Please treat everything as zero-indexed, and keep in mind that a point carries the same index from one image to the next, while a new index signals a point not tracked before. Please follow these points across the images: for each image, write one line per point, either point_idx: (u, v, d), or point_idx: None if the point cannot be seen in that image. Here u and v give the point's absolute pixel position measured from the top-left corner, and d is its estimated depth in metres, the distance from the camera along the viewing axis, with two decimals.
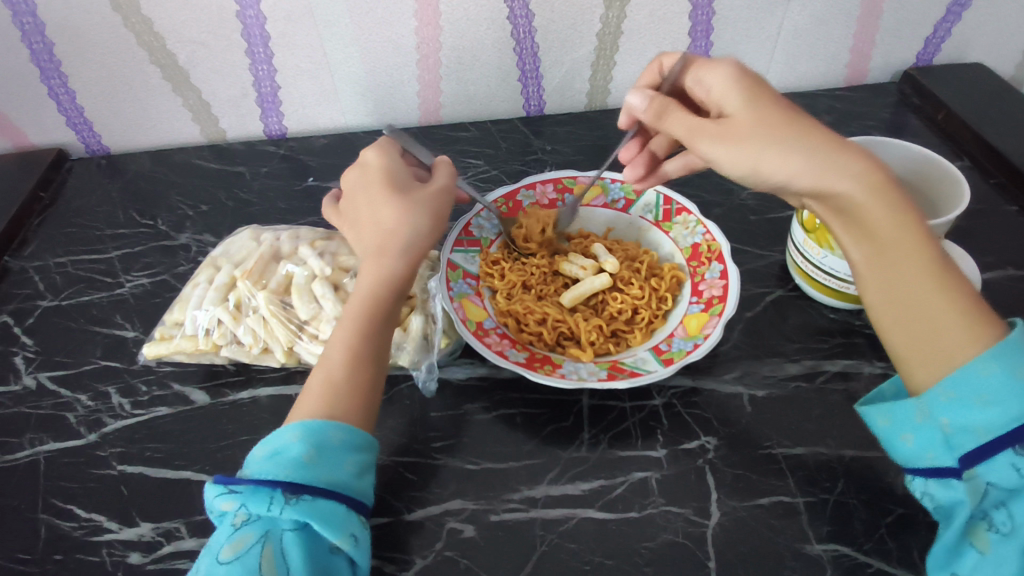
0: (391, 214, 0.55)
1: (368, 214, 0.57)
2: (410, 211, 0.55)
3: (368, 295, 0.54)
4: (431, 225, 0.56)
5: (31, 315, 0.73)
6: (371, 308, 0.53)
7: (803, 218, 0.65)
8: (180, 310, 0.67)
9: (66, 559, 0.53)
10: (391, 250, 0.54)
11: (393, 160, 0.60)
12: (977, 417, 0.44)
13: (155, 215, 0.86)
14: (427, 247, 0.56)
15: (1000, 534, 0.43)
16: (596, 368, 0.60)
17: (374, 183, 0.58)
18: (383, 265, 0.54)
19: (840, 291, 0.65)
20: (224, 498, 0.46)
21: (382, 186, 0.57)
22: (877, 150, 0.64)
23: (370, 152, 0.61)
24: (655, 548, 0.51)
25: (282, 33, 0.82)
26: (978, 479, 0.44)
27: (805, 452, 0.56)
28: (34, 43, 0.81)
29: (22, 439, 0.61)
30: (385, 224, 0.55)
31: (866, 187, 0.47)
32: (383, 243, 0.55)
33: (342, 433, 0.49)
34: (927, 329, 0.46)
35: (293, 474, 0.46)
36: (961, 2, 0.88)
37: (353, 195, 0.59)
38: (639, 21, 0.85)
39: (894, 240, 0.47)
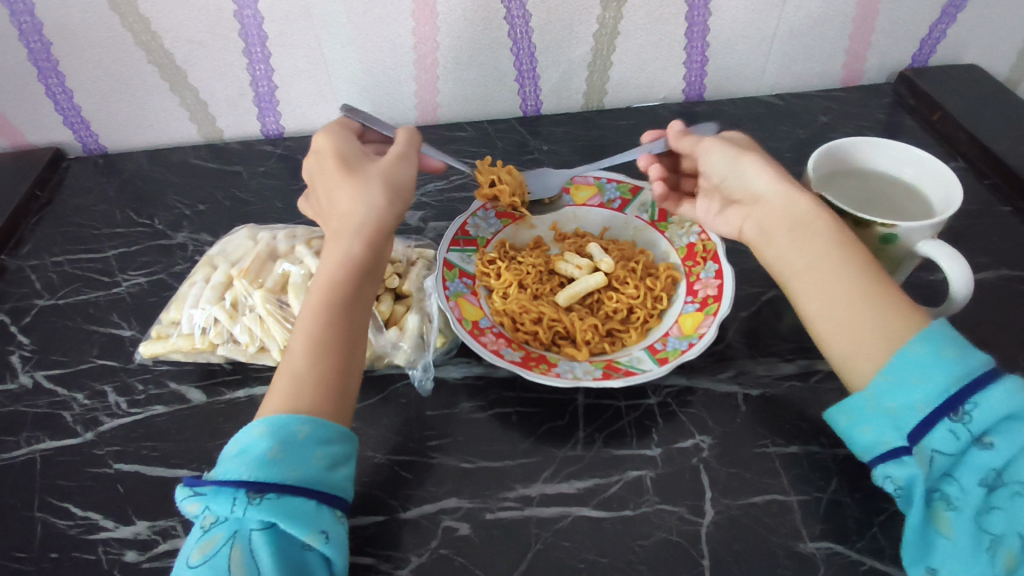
0: (348, 198, 0.56)
1: (331, 202, 0.58)
2: (366, 193, 0.56)
3: (330, 282, 0.54)
4: (385, 200, 0.57)
5: (28, 314, 0.73)
6: (333, 295, 0.54)
7: None
8: (177, 309, 0.67)
9: (62, 557, 0.53)
10: (346, 232, 0.56)
11: (349, 146, 0.61)
12: (915, 392, 0.45)
13: (152, 214, 0.86)
14: (384, 224, 0.57)
15: (955, 509, 0.44)
16: (591, 368, 0.60)
17: (331, 170, 0.59)
18: (340, 248, 0.55)
19: None
20: (190, 501, 0.47)
21: (339, 172, 0.58)
22: (875, 151, 0.65)
23: (325, 138, 0.62)
24: (649, 546, 0.51)
25: (280, 33, 0.82)
26: (924, 452, 0.44)
27: (799, 450, 0.57)
28: (31, 42, 0.81)
29: (19, 438, 0.61)
30: (344, 207, 0.57)
31: (800, 201, 0.55)
32: (345, 229, 0.56)
33: (308, 427, 0.49)
34: (856, 331, 0.49)
35: (256, 473, 0.46)
36: (957, 3, 0.88)
37: (317, 186, 0.60)
38: (636, 22, 0.85)
39: (824, 249, 0.52)
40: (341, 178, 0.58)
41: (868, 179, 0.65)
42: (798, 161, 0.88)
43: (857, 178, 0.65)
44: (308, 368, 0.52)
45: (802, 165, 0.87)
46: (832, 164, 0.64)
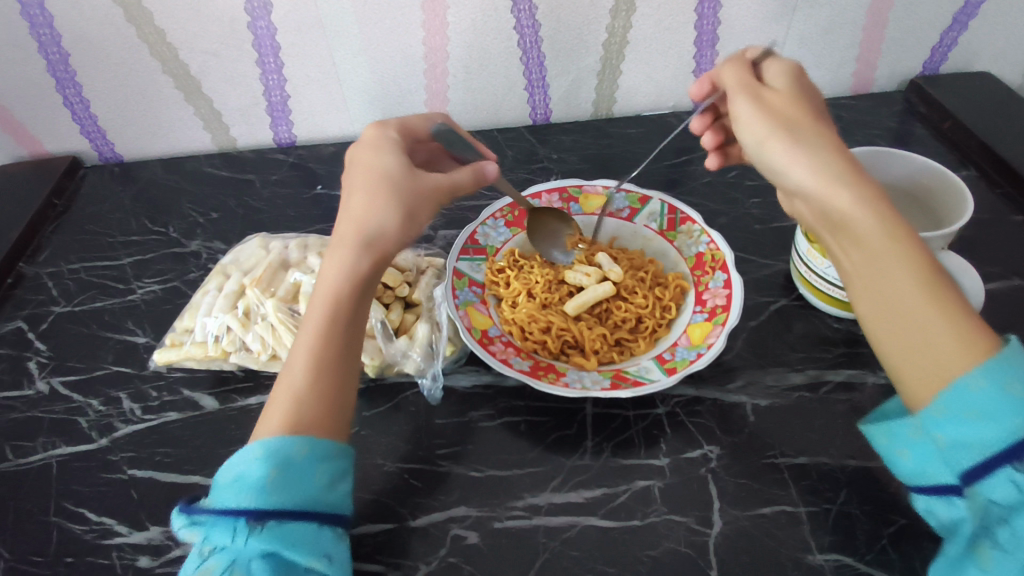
0: (366, 208, 0.55)
1: (353, 204, 0.56)
2: (381, 206, 0.55)
3: (330, 294, 0.54)
4: (396, 218, 0.55)
5: (45, 321, 0.75)
6: (330, 313, 0.53)
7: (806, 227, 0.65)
8: (190, 317, 0.68)
9: (77, 562, 0.54)
10: (351, 246, 0.55)
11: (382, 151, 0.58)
12: (976, 434, 0.40)
13: (166, 222, 0.87)
14: (391, 243, 0.55)
15: (1003, 552, 0.40)
16: (600, 377, 0.60)
17: (363, 175, 0.57)
18: (344, 261, 0.54)
19: (840, 299, 0.65)
20: (189, 530, 0.47)
21: (368, 178, 0.56)
22: (884, 160, 0.63)
23: (367, 142, 0.60)
24: (657, 557, 0.51)
25: (293, 44, 0.83)
26: (978, 497, 0.40)
27: (808, 461, 0.56)
28: (50, 54, 0.83)
29: (36, 443, 0.62)
30: (356, 217, 0.55)
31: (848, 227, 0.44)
32: (350, 243, 0.55)
33: (305, 446, 0.49)
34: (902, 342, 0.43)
35: (255, 500, 0.46)
36: (969, 11, 0.88)
37: (346, 188, 0.59)
38: (645, 31, 0.85)
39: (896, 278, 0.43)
40: (364, 188, 0.56)
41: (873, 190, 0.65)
42: None
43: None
44: (304, 383, 0.51)
45: None
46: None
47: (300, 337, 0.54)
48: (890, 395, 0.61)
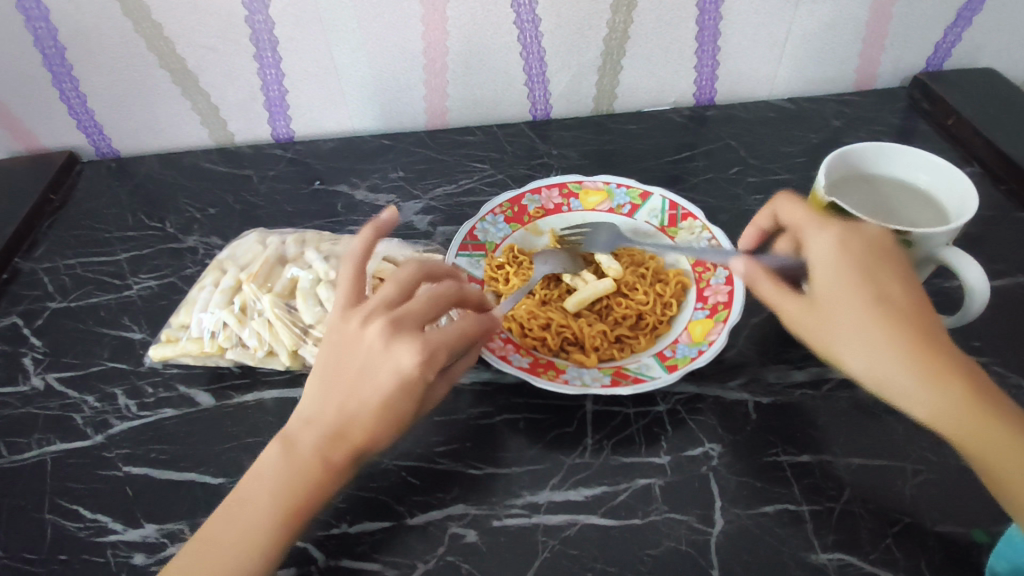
0: (369, 446, 0.49)
1: (362, 406, 0.48)
2: (384, 377, 0.48)
3: (310, 458, 0.48)
4: (394, 406, 0.48)
5: (40, 316, 0.74)
6: (301, 511, 0.48)
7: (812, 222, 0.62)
8: (186, 313, 0.67)
9: (71, 559, 0.53)
10: (344, 421, 0.49)
11: (403, 389, 0.48)
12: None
13: (163, 217, 0.87)
14: (386, 425, 0.49)
15: None
16: (600, 374, 0.59)
17: (375, 417, 0.48)
18: (332, 430, 0.49)
19: None
20: None
21: (379, 430, 0.49)
22: (886, 154, 0.63)
23: (389, 347, 0.48)
24: (658, 556, 0.51)
25: (291, 38, 0.83)
26: None
27: (811, 459, 0.56)
28: (46, 48, 0.82)
29: (30, 439, 0.62)
30: (356, 380, 0.49)
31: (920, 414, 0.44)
32: (344, 445, 0.49)
33: None
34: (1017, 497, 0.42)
35: None
36: (973, 7, 0.87)
37: (353, 358, 0.49)
38: (646, 26, 0.85)
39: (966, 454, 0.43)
40: (373, 432, 0.49)
41: (876, 186, 0.64)
42: (810, 165, 0.88)
43: (864, 185, 0.64)
44: (257, 571, 0.46)
45: (815, 170, 0.87)
46: (842, 171, 0.63)
47: (251, 503, 0.48)
48: None
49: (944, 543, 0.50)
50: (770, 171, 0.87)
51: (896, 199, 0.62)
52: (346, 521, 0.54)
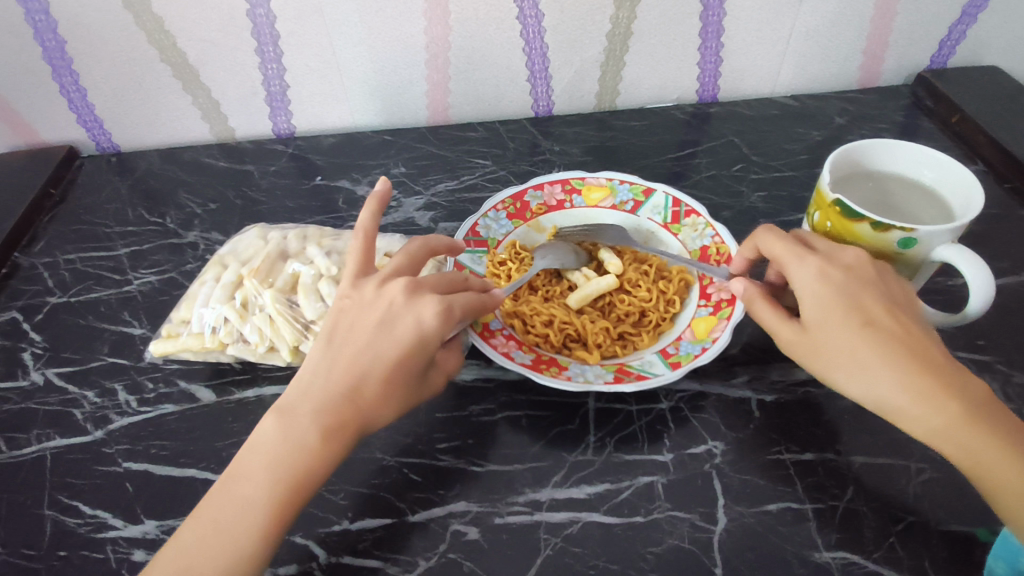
0: (376, 407, 0.50)
1: (373, 367, 0.51)
2: (401, 334, 0.52)
3: (309, 435, 0.48)
4: (409, 363, 0.51)
5: (40, 311, 0.74)
6: (299, 481, 0.47)
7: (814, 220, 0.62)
8: (187, 308, 0.67)
9: (71, 555, 0.53)
10: (353, 388, 0.50)
11: (420, 341, 0.52)
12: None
13: (164, 212, 0.86)
14: (396, 384, 0.51)
15: None
16: (603, 371, 0.59)
17: (387, 373, 0.51)
18: (339, 400, 0.49)
19: None
20: None
21: (391, 384, 0.51)
22: (891, 149, 0.63)
23: (411, 303, 0.53)
24: (661, 554, 0.50)
25: (292, 32, 0.82)
26: None
27: (815, 458, 0.56)
28: (46, 41, 0.82)
29: (30, 435, 0.61)
30: (368, 347, 0.51)
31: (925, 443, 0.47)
32: (348, 406, 0.49)
33: None
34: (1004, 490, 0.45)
35: None
36: (978, 4, 0.86)
37: (368, 325, 0.52)
38: (650, 21, 0.84)
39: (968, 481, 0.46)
40: (384, 390, 0.51)
41: (879, 183, 0.64)
42: (813, 163, 0.87)
43: (868, 182, 0.64)
44: (251, 545, 0.45)
45: (818, 168, 0.86)
46: (845, 168, 0.63)
47: (246, 477, 0.47)
48: None
49: (949, 542, 0.50)
50: (772, 168, 0.87)
51: (899, 196, 0.62)
52: (347, 518, 0.53)
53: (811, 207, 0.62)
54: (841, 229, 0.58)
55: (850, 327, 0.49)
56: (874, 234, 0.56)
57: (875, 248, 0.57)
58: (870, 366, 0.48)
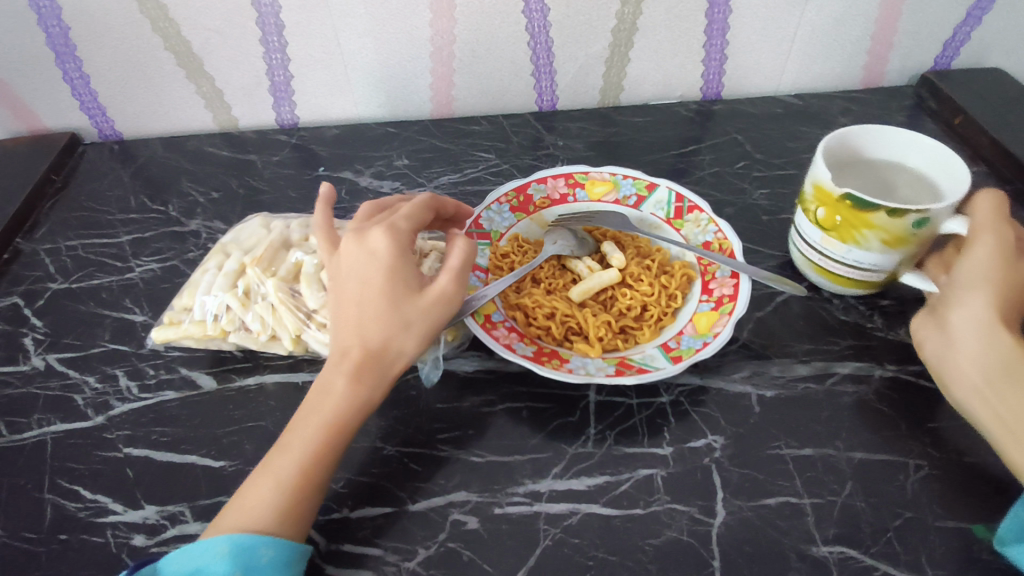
0: (379, 338, 0.53)
1: (362, 306, 0.54)
2: (376, 277, 0.54)
3: (333, 382, 0.52)
4: (397, 305, 0.54)
5: (41, 297, 0.73)
6: (336, 419, 0.51)
7: (818, 217, 0.63)
8: (189, 295, 0.67)
9: (71, 539, 0.53)
10: (356, 334, 0.54)
11: (383, 268, 0.55)
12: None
13: (166, 200, 0.86)
14: (393, 322, 0.53)
15: None
16: (604, 364, 0.59)
17: (375, 306, 0.54)
18: (350, 346, 0.54)
19: (864, 280, 0.64)
20: None
21: (381, 312, 0.53)
22: (874, 136, 0.65)
23: (369, 247, 0.56)
24: (659, 546, 0.51)
25: (297, 22, 0.82)
26: None
27: (814, 453, 0.56)
28: (50, 26, 0.81)
29: (30, 419, 0.62)
30: (355, 294, 0.54)
31: (996, 334, 0.50)
32: (358, 348, 0.53)
33: None
34: None
35: None
36: (983, 5, 0.87)
37: (344, 279, 0.56)
38: (655, 17, 0.84)
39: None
40: (376, 320, 0.53)
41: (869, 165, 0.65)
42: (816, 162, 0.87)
43: (857, 166, 0.65)
44: (292, 482, 0.49)
45: None
46: (835, 154, 0.65)
47: (289, 431, 0.52)
48: (896, 389, 0.60)
49: (945, 538, 0.50)
50: (775, 166, 0.87)
51: (891, 177, 0.64)
52: (347, 506, 0.54)
53: (812, 202, 0.63)
54: (854, 220, 0.59)
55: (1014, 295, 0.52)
56: (890, 220, 0.57)
57: (891, 233, 0.58)
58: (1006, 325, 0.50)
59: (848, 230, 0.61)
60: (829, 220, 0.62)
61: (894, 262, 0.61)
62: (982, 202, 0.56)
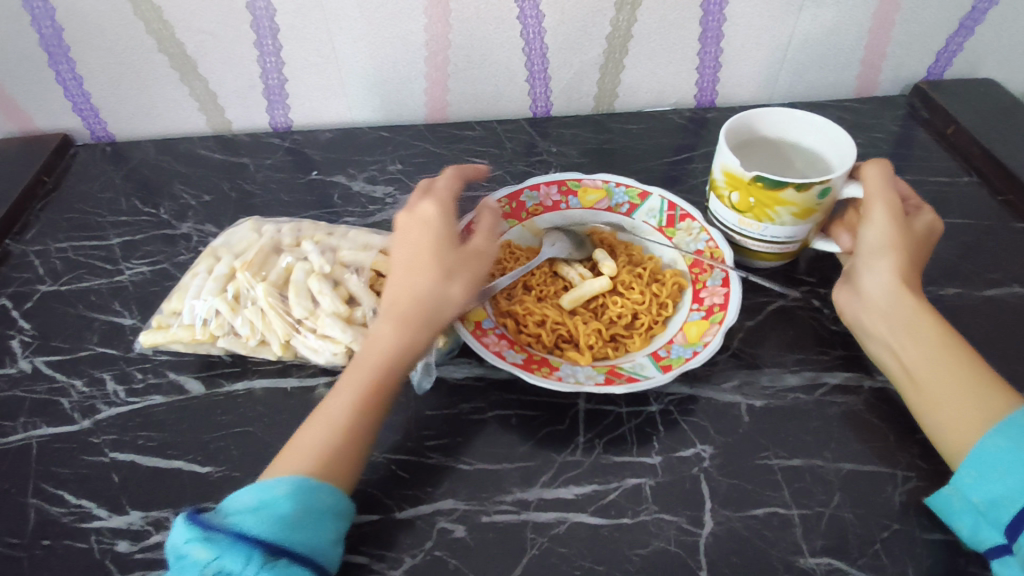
0: (426, 292, 0.56)
1: (408, 264, 0.57)
2: (424, 238, 0.58)
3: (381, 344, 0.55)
4: (441, 262, 0.57)
5: (30, 299, 0.73)
6: (382, 372, 0.54)
7: (734, 202, 0.66)
8: (178, 299, 0.66)
9: (54, 545, 0.53)
10: (403, 293, 0.56)
11: (433, 230, 0.58)
12: (1005, 489, 0.47)
13: (157, 203, 0.86)
14: (439, 279, 0.56)
15: None
16: (593, 372, 0.59)
17: (421, 263, 0.57)
18: (394, 303, 0.56)
19: (783, 251, 0.68)
20: (197, 546, 0.44)
21: (433, 266, 0.56)
22: (789, 121, 0.69)
23: (418, 214, 0.59)
24: (646, 556, 0.50)
25: (292, 26, 0.82)
26: None
27: (802, 463, 0.56)
28: (44, 28, 0.81)
29: (16, 423, 0.61)
30: (404, 256, 0.58)
31: (901, 295, 0.57)
32: (405, 303, 0.56)
33: (331, 495, 0.48)
34: (956, 409, 0.51)
35: (273, 531, 0.45)
36: (976, 16, 0.87)
37: (398, 243, 0.59)
38: (650, 25, 0.84)
39: (940, 344, 0.54)
40: (425, 271, 0.56)
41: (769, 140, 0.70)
42: None
43: (759, 144, 0.70)
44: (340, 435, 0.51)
45: None
46: (736, 137, 0.69)
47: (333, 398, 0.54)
48: (886, 399, 0.60)
49: (932, 550, 0.50)
50: None
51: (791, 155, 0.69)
52: None
53: (724, 189, 0.66)
54: (765, 200, 0.63)
55: (910, 259, 0.59)
56: (797, 196, 0.61)
57: (801, 206, 0.62)
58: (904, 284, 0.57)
59: (762, 210, 0.64)
60: (744, 204, 0.66)
61: (807, 230, 0.65)
62: (871, 171, 0.62)
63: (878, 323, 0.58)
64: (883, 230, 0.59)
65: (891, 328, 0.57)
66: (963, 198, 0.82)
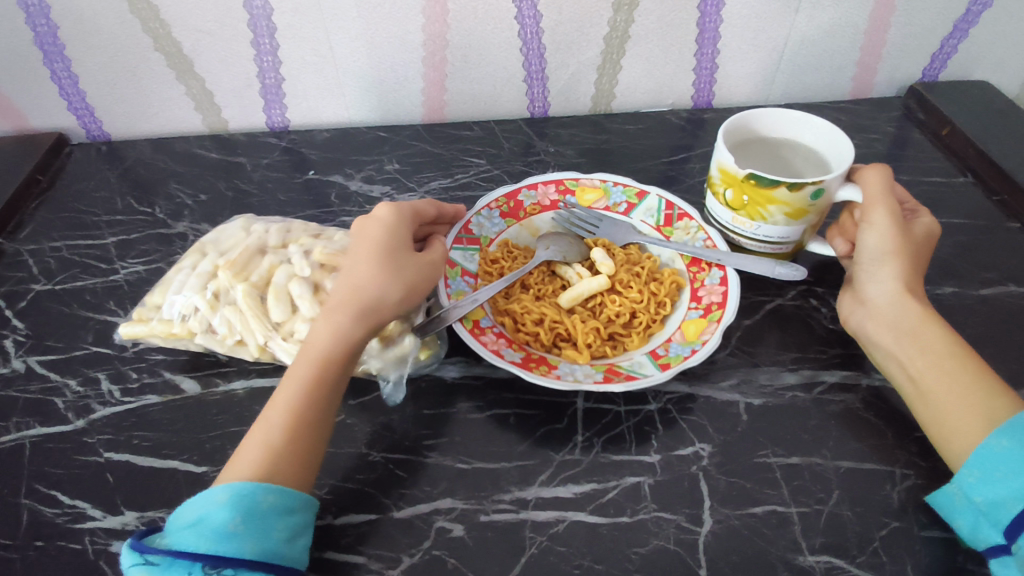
0: (366, 286, 0.56)
1: (354, 261, 0.58)
2: (372, 233, 0.59)
3: (324, 340, 0.55)
4: (384, 258, 0.57)
5: (24, 298, 0.73)
6: (323, 368, 0.54)
7: (728, 199, 0.67)
8: (161, 293, 0.66)
9: (47, 545, 0.52)
10: (346, 289, 0.56)
11: (382, 227, 0.59)
12: (1007, 489, 0.47)
13: (153, 202, 0.85)
14: (381, 273, 0.56)
15: None
16: (592, 370, 0.59)
17: (366, 259, 0.57)
18: (338, 298, 0.56)
19: (774, 252, 0.68)
20: (140, 570, 0.44)
21: (377, 263, 0.57)
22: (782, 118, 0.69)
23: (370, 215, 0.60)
24: (645, 555, 0.50)
25: (289, 25, 0.82)
26: None
27: (800, 461, 0.56)
28: (38, 26, 0.81)
29: (9, 422, 0.60)
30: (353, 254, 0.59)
31: (903, 303, 0.58)
32: (348, 298, 0.56)
33: (274, 496, 0.47)
34: (959, 413, 0.51)
35: (213, 546, 0.45)
36: (970, 18, 0.88)
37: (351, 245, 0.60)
38: (647, 26, 0.84)
39: (943, 350, 0.55)
40: (368, 266, 0.57)
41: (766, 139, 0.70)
42: None
43: (756, 143, 0.70)
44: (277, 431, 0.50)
45: None
46: (733, 137, 0.69)
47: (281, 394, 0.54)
48: (884, 397, 0.60)
49: (931, 547, 0.50)
50: None
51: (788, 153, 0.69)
52: (330, 513, 0.53)
53: (719, 185, 0.67)
54: (758, 198, 0.63)
55: (911, 266, 0.60)
56: (790, 195, 0.61)
57: (793, 206, 0.62)
58: (906, 291, 0.58)
59: (755, 209, 0.64)
60: (738, 201, 0.66)
61: (800, 232, 0.65)
62: (870, 175, 0.62)
63: (881, 331, 0.58)
64: (881, 235, 0.60)
65: (894, 335, 0.57)
66: (958, 199, 0.82)
